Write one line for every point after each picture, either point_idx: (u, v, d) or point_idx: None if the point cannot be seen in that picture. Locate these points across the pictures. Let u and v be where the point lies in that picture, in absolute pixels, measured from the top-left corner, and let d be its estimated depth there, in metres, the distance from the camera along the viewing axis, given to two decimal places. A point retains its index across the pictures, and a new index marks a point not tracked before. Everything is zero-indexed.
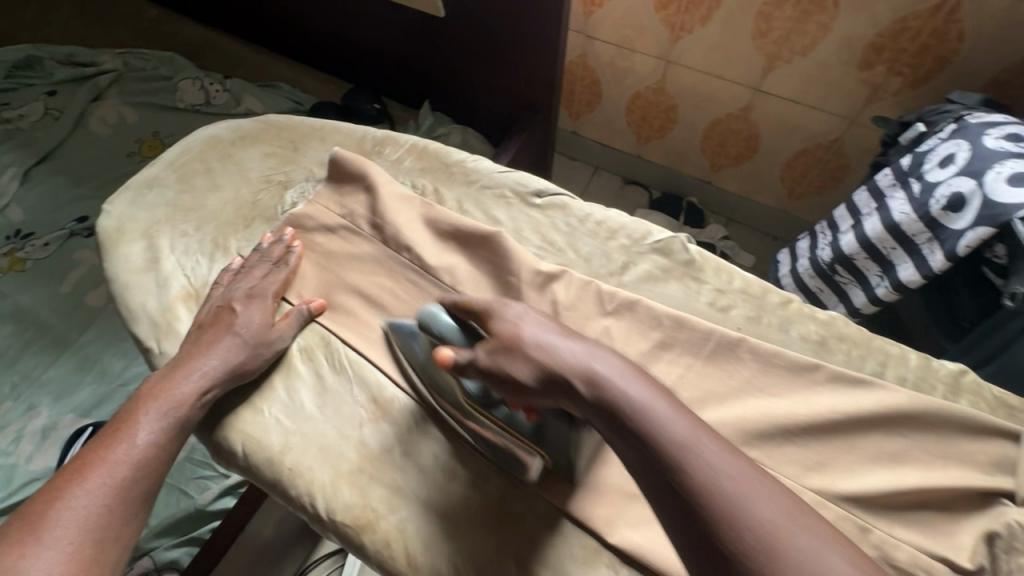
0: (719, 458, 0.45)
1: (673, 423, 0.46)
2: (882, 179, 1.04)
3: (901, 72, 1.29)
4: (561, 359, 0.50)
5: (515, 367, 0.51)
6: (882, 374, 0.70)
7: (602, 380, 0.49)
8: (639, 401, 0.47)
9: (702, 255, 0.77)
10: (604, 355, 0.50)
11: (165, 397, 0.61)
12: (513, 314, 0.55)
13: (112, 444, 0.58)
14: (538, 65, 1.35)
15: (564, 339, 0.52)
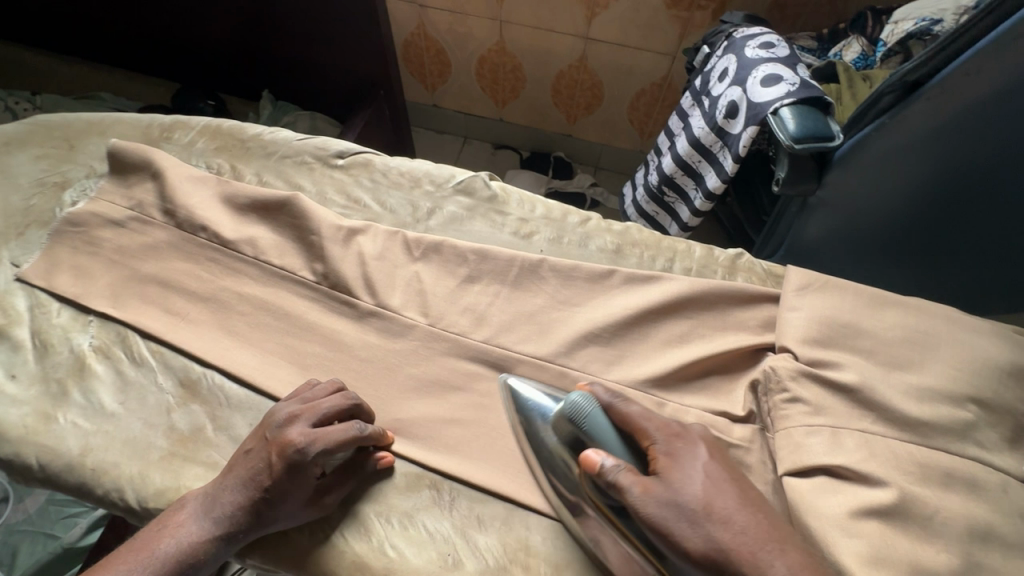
0: None
1: None
2: (685, 102, 1.13)
3: (702, 6, 1.38)
4: (744, 540, 0.48)
5: (677, 529, 0.49)
6: (671, 268, 0.78)
7: (776, 574, 0.47)
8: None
9: (505, 190, 0.81)
10: (778, 538, 0.49)
11: (167, 539, 0.52)
12: (692, 464, 0.53)
13: (107, 570, 0.50)
14: (360, 37, 1.32)
15: (743, 512, 0.50)
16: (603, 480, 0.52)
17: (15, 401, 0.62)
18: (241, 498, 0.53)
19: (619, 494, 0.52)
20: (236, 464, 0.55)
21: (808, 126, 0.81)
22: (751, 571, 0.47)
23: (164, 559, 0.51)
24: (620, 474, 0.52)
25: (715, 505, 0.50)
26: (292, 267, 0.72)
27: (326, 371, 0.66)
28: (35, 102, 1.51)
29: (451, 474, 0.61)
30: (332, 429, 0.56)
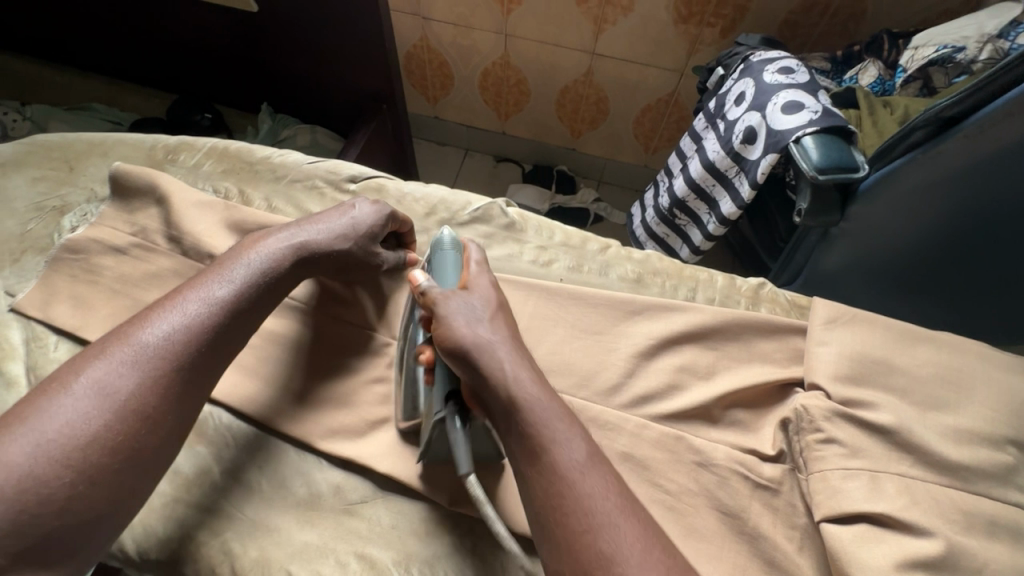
0: (571, 439, 0.48)
1: (546, 417, 0.48)
2: (698, 123, 1.12)
3: (712, 23, 1.37)
4: (490, 343, 0.52)
5: (455, 323, 0.53)
6: (694, 298, 0.76)
7: (507, 373, 0.50)
8: (533, 396, 0.49)
9: (522, 216, 0.79)
10: (524, 360, 0.52)
11: (248, 255, 0.59)
12: (480, 293, 0.58)
13: (159, 308, 0.54)
14: (365, 53, 1.29)
15: (503, 331, 0.54)
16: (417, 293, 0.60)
17: None
18: (328, 236, 0.64)
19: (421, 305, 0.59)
20: (317, 215, 0.66)
21: (831, 156, 0.81)
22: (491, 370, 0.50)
23: (244, 277, 0.58)
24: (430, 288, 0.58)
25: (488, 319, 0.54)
26: (303, 299, 0.68)
27: (338, 407, 0.63)
28: (25, 113, 1.46)
29: (475, 520, 0.58)
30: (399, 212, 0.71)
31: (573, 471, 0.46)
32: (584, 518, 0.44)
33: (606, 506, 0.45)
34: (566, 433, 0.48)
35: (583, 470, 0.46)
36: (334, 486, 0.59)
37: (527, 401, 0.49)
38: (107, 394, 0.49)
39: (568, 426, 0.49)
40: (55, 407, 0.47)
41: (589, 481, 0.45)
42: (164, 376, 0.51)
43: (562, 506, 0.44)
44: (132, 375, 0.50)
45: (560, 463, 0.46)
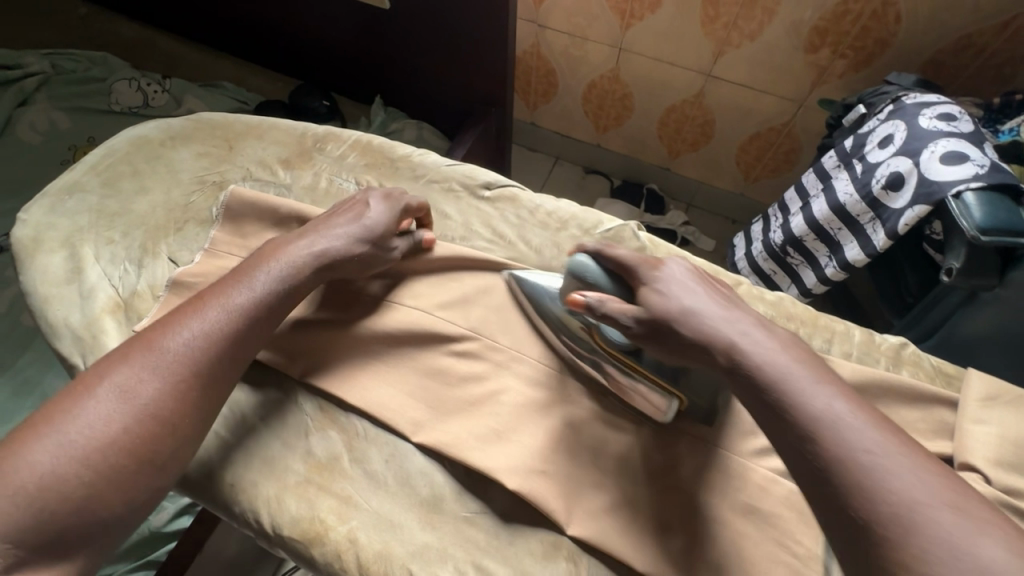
0: (828, 393, 0.47)
1: (806, 382, 0.48)
2: (827, 162, 1.06)
3: (845, 55, 1.30)
4: (706, 321, 0.54)
5: (675, 311, 0.55)
6: (829, 350, 0.72)
7: (743, 336, 0.52)
8: (778, 358, 0.50)
9: (653, 241, 0.77)
10: (753, 324, 0.53)
11: (239, 289, 0.57)
12: (662, 277, 0.58)
13: (161, 343, 0.53)
14: (486, 57, 1.31)
15: (714, 302, 0.56)
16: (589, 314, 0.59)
17: None
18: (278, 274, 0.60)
19: (613, 323, 0.58)
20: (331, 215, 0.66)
21: (997, 217, 0.75)
22: (717, 353, 0.52)
23: (236, 317, 0.56)
24: (605, 305, 0.58)
25: (678, 301, 0.56)
26: (431, 303, 0.68)
27: (462, 414, 0.62)
28: (165, 85, 1.58)
29: (593, 551, 0.57)
30: None
31: (853, 434, 0.44)
32: (864, 464, 0.42)
33: (882, 448, 0.43)
34: (836, 394, 0.46)
35: (856, 432, 0.44)
36: (455, 491, 0.59)
37: (780, 371, 0.49)
38: (134, 399, 0.50)
39: (826, 387, 0.47)
40: (86, 417, 0.48)
41: (870, 438, 0.43)
42: (185, 371, 0.52)
43: (836, 470, 0.43)
44: (152, 380, 0.51)
45: (826, 419, 0.45)
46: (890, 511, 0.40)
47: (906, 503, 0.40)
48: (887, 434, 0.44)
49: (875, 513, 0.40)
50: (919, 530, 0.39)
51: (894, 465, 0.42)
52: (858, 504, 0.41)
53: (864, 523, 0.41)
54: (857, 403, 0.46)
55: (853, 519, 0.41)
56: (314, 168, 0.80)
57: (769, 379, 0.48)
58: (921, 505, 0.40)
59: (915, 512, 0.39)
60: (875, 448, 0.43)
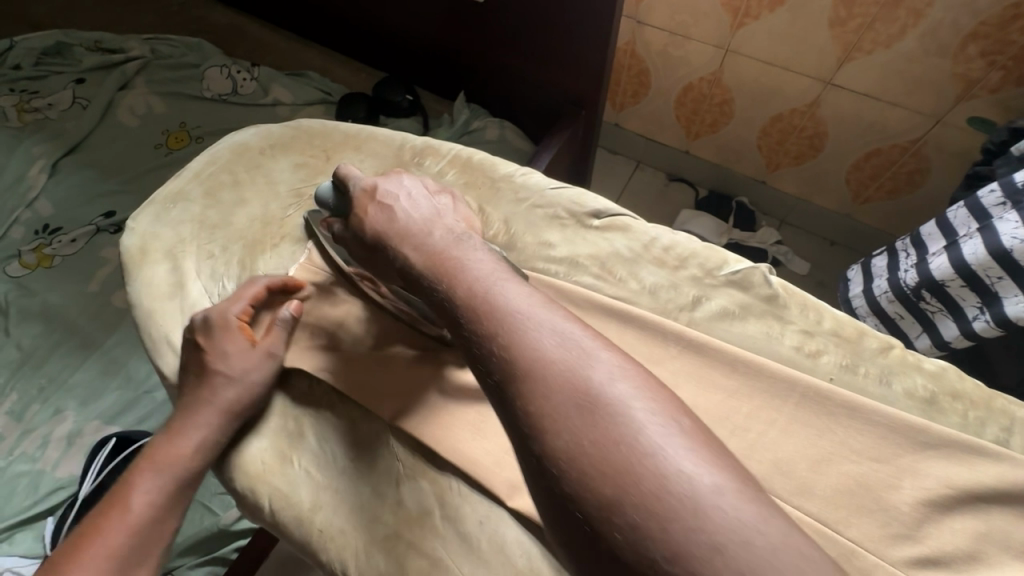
0: (498, 283, 0.45)
1: (480, 274, 0.46)
2: (988, 197, 0.89)
3: (1006, 67, 1.12)
4: (401, 223, 0.54)
5: (376, 212, 0.57)
6: (1006, 442, 0.59)
7: (432, 235, 0.52)
8: (464, 258, 0.48)
9: (786, 288, 0.67)
10: (442, 224, 0.53)
11: (224, 389, 0.58)
12: (378, 185, 0.59)
13: (170, 458, 0.56)
14: (582, 57, 1.21)
15: (417, 205, 0.56)
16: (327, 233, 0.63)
17: (257, 431, 0.60)
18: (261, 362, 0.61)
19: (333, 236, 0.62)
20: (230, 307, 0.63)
21: None
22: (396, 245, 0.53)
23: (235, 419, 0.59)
24: (335, 226, 0.62)
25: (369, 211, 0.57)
26: None
27: None
28: (254, 73, 1.58)
29: None
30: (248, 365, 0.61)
31: (509, 317, 0.42)
32: (529, 349, 0.40)
33: (545, 328, 0.41)
34: (494, 265, 0.47)
35: (522, 316, 0.42)
36: (553, 570, 0.52)
37: (447, 257, 0.49)
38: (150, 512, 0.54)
39: (504, 282, 0.45)
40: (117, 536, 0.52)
41: (530, 313, 0.42)
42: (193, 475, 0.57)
43: (501, 363, 0.40)
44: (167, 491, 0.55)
45: (492, 311, 0.43)
46: (528, 356, 0.40)
47: (548, 350, 0.40)
48: (550, 314, 0.43)
49: (533, 397, 0.38)
50: (552, 371, 0.39)
51: (560, 343, 0.40)
52: (510, 364, 0.40)
53: (531, 411, 0.38)
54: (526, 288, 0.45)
55: (507, 381, 0.40)
56: None
57: (449, 280, 0.47)
58: (572, 371, 0.39)
59: (569, 385, 0.38)
60: (536, 329, 0.41)
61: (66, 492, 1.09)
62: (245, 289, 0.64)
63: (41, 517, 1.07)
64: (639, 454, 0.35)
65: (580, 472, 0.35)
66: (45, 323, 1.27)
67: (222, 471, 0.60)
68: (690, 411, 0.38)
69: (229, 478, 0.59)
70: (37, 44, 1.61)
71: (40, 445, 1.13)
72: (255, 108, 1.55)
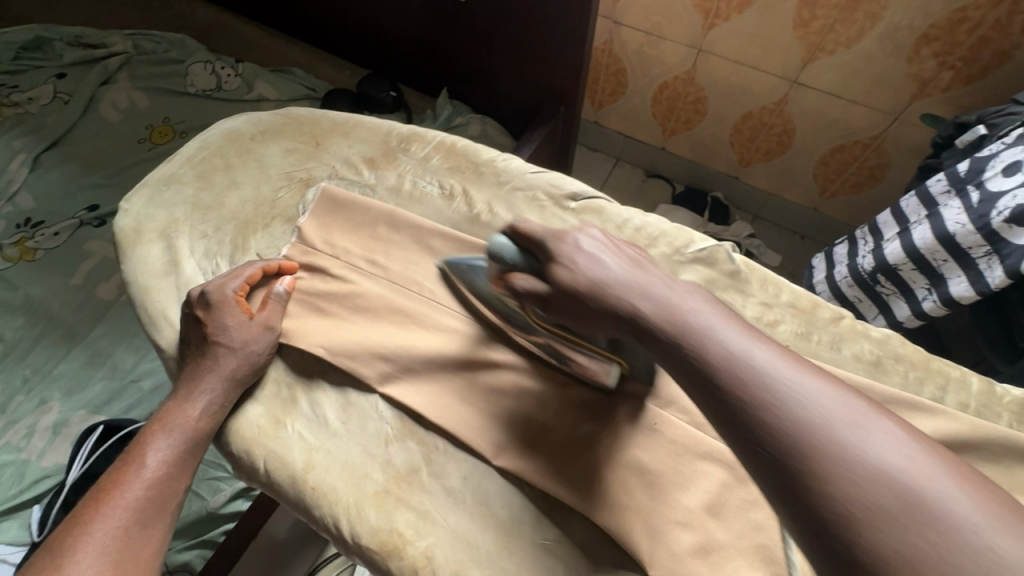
0: (731, 327, 0.44)
1: (711, 319, 0.44)
2: (935, 186, 0.95)
3: (954, 67, 1.20)
4: (613, 281, 0.49)
5: (585, 271, 0.51)
6: (942, 400, 0.65)
7: (649, 288, 0.48)
8: (679, 301, 0.46)
9: (748, 264, 0.72)
10: (656, 273, 0.50)
11: (224, 358, 0.63)
12: (574, 242, 0.53)
13: (176, 421, 0.61)
14: (561, 54, 1.26)
15: (624, 259, 0.52)
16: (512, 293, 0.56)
17: (255, 401, 0.65)
18: (267, 336, 0.66)
19: (519, 297, 0.56)
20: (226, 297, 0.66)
21: None
22: (607, 301, 0.49)
23: (230, 386, 0.63)
24: (522, 284, 0.55)
25: (569, 267, 0.51)
26: None
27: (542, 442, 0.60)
28: (238, 69, 1.60)
29: None
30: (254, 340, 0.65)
31: (760, 364, 0.40)
32: (784, 394, 0.39)
33: (790, 371, 0.40)
34: (712, 305, 0.46)
35: (768, 360, 0.41)
36: (532, 518, 0.57)
37: (661, 294, 0.47)
38: (159, 472, 0.59)
39: (737, 326, 0.44)
40: (129, 493, 0.57)
41: (774, 359, 0.41)
42: (196, 438, 0.61)
43: (752, 409, 0.39)
44: (177, 454, 0.60)
45: (732, 356, 0.41)
46: (789, 405, 0.38)
47: (785, 386, 0.39)
48: (797, 361, 0.41)
49: (798, 444, 0.37)
50: (812, 418, 0.37)
51: (815, 390, 0.39)
52: (739, 396, 0.40)
53: (795, 460, 0.36)
54: (761, 334, 0.44)
55: (739, 415, 0.39)
56: (398, 169, 0.80)
57: (674, 327, 0.45)
58: (838, 420, 0.37)
59: (834, 434, 0.36)
60: (787, 374, 0.40)
61: (52, 481, 1.09)
62: (241, 269, 0.68)
63: (27, 505, 1.08)
64: (936, 511, 0.33)
65: (847, 517, 0.34)
66: (28, 315, 1.27)
67: (218, 434, 0.64)
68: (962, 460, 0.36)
69: (226, 442, 0.64)
70: (17, 39, 1.61)
71: (24, 435, 1.13)
72: (240, 103, 1.57)
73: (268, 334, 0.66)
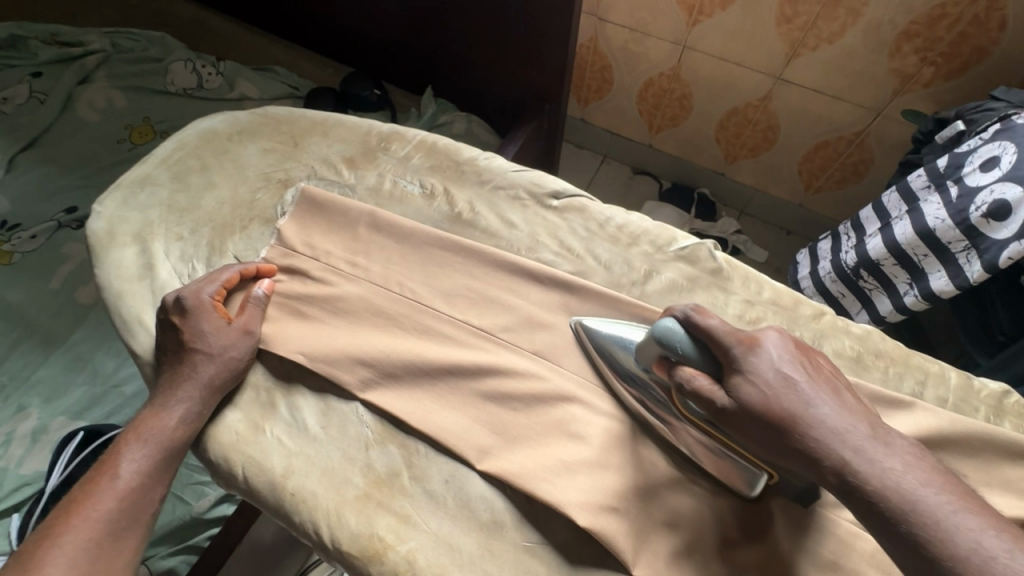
0: (884, 448, 0.46)
1: (869, 442, 0.46)
2: (915, 182, 0.96)
3: (935, 62, 1.21)
4: (799, 403, 0.48)
5: (769, 387, 0.49)
6: (921, 395, 0.66)
7: (821, 408, 0.48)
8: (834, 419, 0.47)
9: (730, 262, 0.72)
10: (827, 389, 0.50)
11: (202, 364, 0.62)
12: (767, 352, 0.51)
13: (152, 429, 0.60)
14: (545, 51, 1.26)
15: (803, 373, 0.50)
16: (680, 389, 0.54)
17: (233, 406, 0.64)
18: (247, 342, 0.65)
19: (684, 392, 0.54)
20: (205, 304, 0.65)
21: None
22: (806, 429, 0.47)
23: (208, 393, 0.62)
24: (693, 381, 0.53)
25: (759, 385, 0.49)
26: (494, 327, 0.66)
27: (523, 443, 0.60)
28: (219, 67, 1.57)
29: None
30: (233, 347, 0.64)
31: (924, 494, 0.43)
32: (946, 526, 0.41)
33: (937, 496, 0.43)
34: (863, 421, 0.47)
35: (919, 485, 0.43)
36: (514, 520, 0.57)
37: (832, 415, 0.47)
38: (134, 481, 0.58)
39: (891, 446, 0.46)
40: (103, 502, 0.56)
41: (929, 489, 0.43)
42: (172, 447, 0.60)
43: (921, 540, 0.42)
44: (153, 464, 0.59)
45: (891, 483, 0.44)
46: (954, 537, 0.41)
47: (952, 524, 0.41)
48: (946, 483, 0.44)
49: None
50: (973, 549, 0.40)
51: (972, 521, 0.41)
52: (907, 531, 0.42)
53: None
54: (914, 452, 0.46)
55: (903, 539, 0.43)
56: (378, 168, 0.79)
57: (836, 451, 0.46)
58: (991, 546, 0.40)
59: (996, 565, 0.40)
60: (943, 503, 0.42)
61: (32, 489, 1.07)
62: (218, 274, 0.67)
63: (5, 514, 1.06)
64: None
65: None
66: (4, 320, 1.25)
67: (196, 441, 0.63)
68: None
69: (203, 447, 0.62)
70: None
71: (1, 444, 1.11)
72: (221, 102, 1.54)
73: (247, 341, 0.65)
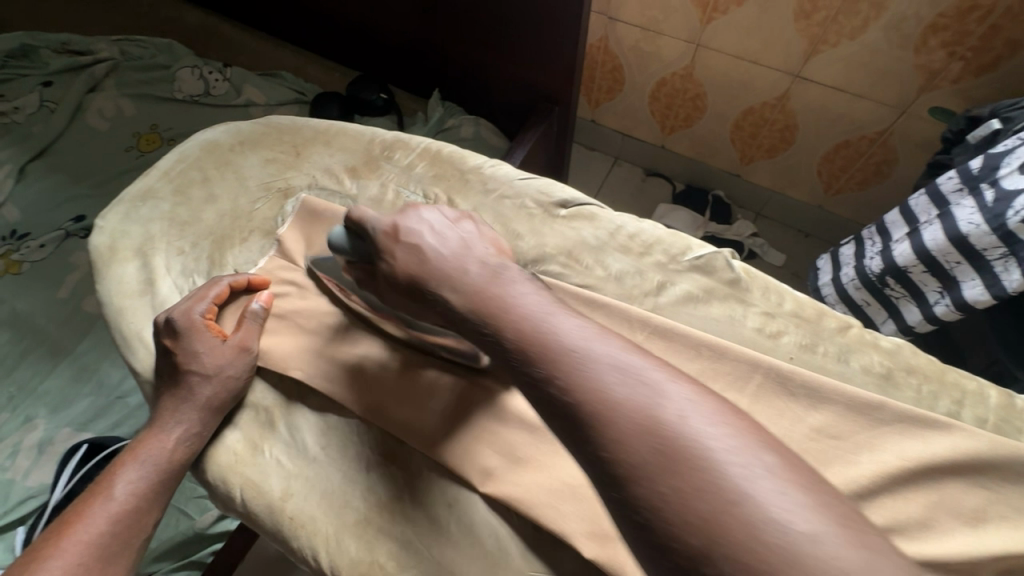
0: (578, 340, 0.45)
1: (562, 334, 0.45)
2: (946, 184, 0.91)
3: (965, 58, 1.15)
4: (459, 279, 0.51)
5: (418, 262, 0.53)
6: (958, 415, 0.61)
7: (505, 290, 0.49)
8: (530, 311, 0.47)
9: (748, 272, 0.68)
10: (519, 280, 0.50)
11: (201, 383, 0.60)
12: (415, 232, 0.55)
13: (150, 449, 0.58)
14: (554, 53, 1.22)
15: (462, 249, 0.53)
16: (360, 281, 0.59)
17: (231, 425, 0.62)
18: (243, 359, 0.62)
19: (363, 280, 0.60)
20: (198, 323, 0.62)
21: None
22: (435, 289, 0.52)
23: (206, 413, 0.60)
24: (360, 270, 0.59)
25: (400, 256, 0.54)
26: None
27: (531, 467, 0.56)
28: (225, 73, 1.57)
29: None
30: (233, 365, 0.62)
31: (600, 376, 0.42)
32: (622, 413, 0.40)
33: (624, 384, 0.42)
34: (558, 314, 0.47)
35: (605, 375, 0.42)
36: (521, 548, 0.54)
37: (511, 303, 0.48)
38: (128, 504, 0.56)
39: (589, 336, 0.45)
40: (93, 525, 0.54)
41: (615, 375, 0.42)
42: (169, 468, 0.58)
43: (597, 433, 0.40)
44: (147, 486, 0.57)
45: (578, 377, 0.42)
46: (629, 423, 0.40)
47: (643, 413, 0.40)
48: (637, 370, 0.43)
49: (641, 461, 0.38)
50: (646, 434, 0.39)
51: (651, 403, 0.40)
52: (599, 435, 0.40)
53: (640, 480, 0.38)
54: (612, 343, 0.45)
55: (586, 437, 0.41)
56: (380, 177, 0.76)
57: (522, 346, 0.45)
58: (668, 428, 0.39)
59: (669, 445, 0.38)
60: (625, 391, 0.41)
61: (37, 502, 1.06)
62: (207, 289, 0.64)
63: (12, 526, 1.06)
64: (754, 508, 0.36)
65: (706, 546, 0.35)
66: (13, 330, 1.25)
67: (195, 462, 0.61)
68: (803, 461, 0.39)
69: (201, 468, 0.60)
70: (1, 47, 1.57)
71: (8, 456, 1.11)
72: (227, 109, 1.54)
73: (246, 358, 0.63)
